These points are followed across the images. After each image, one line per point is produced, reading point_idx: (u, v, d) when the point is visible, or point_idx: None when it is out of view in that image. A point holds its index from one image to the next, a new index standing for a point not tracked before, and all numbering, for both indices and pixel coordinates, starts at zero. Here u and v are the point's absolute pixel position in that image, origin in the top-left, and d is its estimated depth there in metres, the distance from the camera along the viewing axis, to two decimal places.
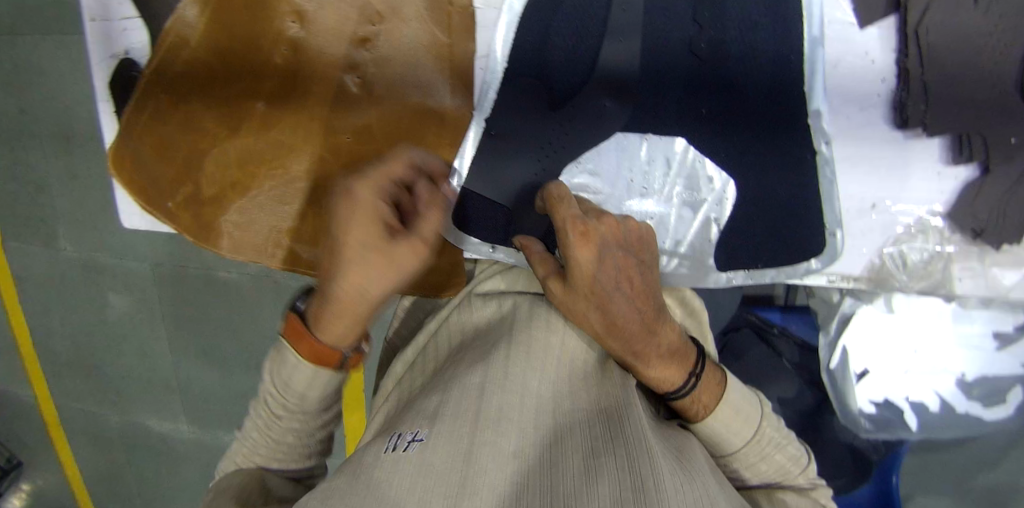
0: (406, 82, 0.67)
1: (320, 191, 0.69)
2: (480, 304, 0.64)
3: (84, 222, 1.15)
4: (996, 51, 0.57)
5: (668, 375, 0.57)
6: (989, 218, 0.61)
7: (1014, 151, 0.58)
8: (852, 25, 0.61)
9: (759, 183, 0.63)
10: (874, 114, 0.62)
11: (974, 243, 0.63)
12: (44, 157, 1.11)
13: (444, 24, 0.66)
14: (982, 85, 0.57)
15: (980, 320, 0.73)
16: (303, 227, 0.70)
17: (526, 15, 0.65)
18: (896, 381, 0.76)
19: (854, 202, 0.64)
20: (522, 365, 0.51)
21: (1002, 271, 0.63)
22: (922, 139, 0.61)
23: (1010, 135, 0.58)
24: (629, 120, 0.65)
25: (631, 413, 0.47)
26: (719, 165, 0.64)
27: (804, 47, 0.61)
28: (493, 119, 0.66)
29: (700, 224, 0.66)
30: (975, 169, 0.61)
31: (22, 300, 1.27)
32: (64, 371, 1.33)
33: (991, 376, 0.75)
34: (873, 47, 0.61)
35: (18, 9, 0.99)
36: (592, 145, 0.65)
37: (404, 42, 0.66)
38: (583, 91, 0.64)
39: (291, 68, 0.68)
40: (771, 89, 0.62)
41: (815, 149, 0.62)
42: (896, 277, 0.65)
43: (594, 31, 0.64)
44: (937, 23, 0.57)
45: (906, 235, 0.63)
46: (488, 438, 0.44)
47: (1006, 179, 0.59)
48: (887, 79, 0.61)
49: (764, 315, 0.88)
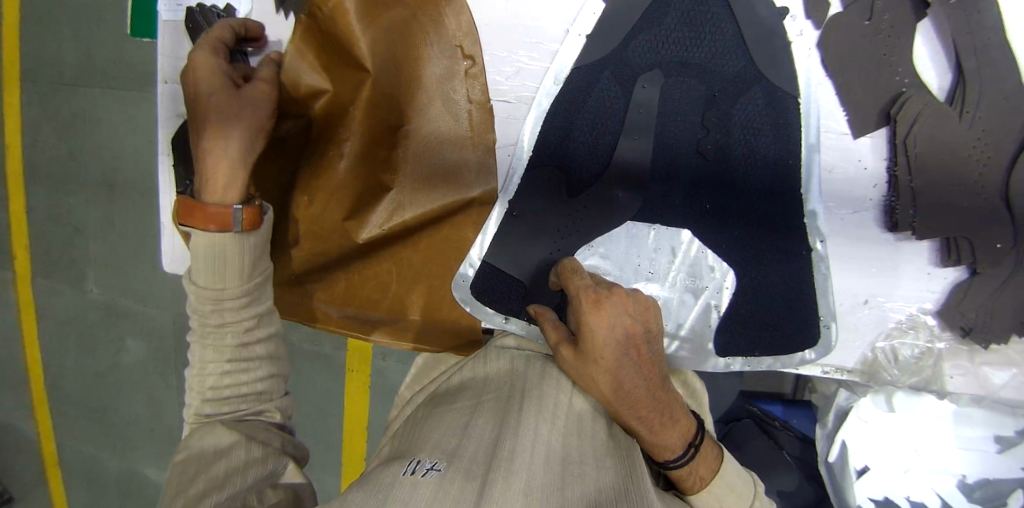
0: (436, 166, 0.66)
1: (352, 259, 0.70)
2: (495, 355, 0.64)
3: (112, 267, 1.20)
4: (979, 161, 0.60)
5: (670, 443, 0.57)
6: (976, 317, 0.63)
7: (1000, 256, 0.61)
8: (846, 135, 0.62)
9: (759, 276, 0.65)
10: (867, 216, 0.64)
11: (963, 341, 0.65)
12: (88, 203, 1.18)
13: (468, 119, 0.65)
14: (967, 193, 0.61)
15: (978, 423, 0.76)
16: (334, 288, 0.72)
17: (554, 109, 0.65)
18: (898, 480, 0.79)
19: (847, 297, 0.65)
20: (535, 413, 0.52)
21: (992, 370, 0.66)
22: (912, 241, 0.64)
23: (995, 241, 0.61)
24: (640, 210, 0.66)
25: (635, 480, 0.49)
26: (721, 257, 0.65)
27: (802, 153, 0.62)
28: (515, 202, 0.66)
29: (701, 310, 0.66)
30: (963, 271, 0.63)
31: (44, 337, 1.31)
32: (71, 411, 1.35)
33: (993, 480, 0.77)
34: (865, 153, 0.62)
35: (90, 71, 1.10)
36: (602, 230, 0.66)
37: (434, 132, 0.65)
38: (599, 181, 0.66)
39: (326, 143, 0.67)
40: (774, 185, 0.63)
41: (810, 246, 0.63)
42: (888, 371, 0.66)
43: (611, 127, 0.65)
44: (925, 134, 0.60)
45: (898, 330, 0.65)
46: (500, 475, 0.46)
47: (993, 281, 0.62)
48: (878, 185, 0.63)
49: (765, 408, 0.93)
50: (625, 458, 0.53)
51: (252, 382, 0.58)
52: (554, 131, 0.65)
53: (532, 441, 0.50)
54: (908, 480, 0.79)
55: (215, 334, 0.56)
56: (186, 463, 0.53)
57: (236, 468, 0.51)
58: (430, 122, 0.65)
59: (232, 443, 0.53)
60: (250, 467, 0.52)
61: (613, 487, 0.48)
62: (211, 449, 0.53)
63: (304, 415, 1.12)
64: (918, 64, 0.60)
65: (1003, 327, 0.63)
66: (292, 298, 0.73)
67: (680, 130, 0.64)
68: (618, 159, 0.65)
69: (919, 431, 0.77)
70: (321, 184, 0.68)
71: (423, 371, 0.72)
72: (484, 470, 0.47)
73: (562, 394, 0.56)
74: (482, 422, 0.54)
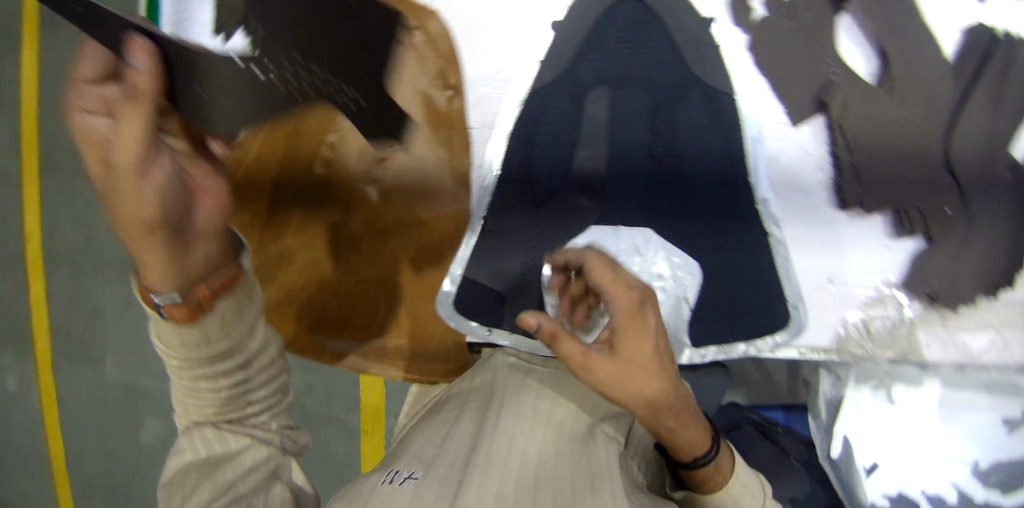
0: (419, 189, 0.74)
1: (348, 286, 0.76)
2: (478, 374, 0.66)
3: (129, 343, 1.26)
4: (916, 134, 0.64)
5: (695, 442, 0.54)
6: (940, 284, 0.66)
7: (951, 222, 0.64)
8: (786, 124, 0.66)
9: (723, 266, 0.68)
10: (818, 198, 0.67)
11: (933, 308, 0.67)
12: (103, 285, 1.25)
13: (446, 145, 0.72)
14: (912, 166, 0.64)
15: (981, 405, 0.72)
16: (335, 317, 0.77)
17: (515, 130, 0.70)
18: (909, 473, 0.73)
19: (811, 277, 0.68)
20: (511, 421, 0.54)
21: (971, 336, 0.67)
22: (865, 218, 0.66)
23: (944, 206, 0.64)
24: (602, 216, 0.69)
25: (611, 479, 0.49)
26: (686, 252, 0.68)
27: (746, 145, 0.67)
28: (489, 219, 0.71)
29: (673, 301, 0.68)
30: (921, 241, 0.65)
31: (62, 423, 1.35)
32: (90, 495, 1.36)
33: (1005, 462, 0.71)
34: (807, 140, 0.66)
35: None
36: (568, 236, 0.70)
37: (414, 159, 0.73)
38: (562, 193, 0.70)
39: (325, 179, 0.75)
40: (724, 181, 0.67)
41: (768, 231, 0.67)
42: (863, 346, 0.68)
43: (569, 143, 0.70)
44: (856, 116, 0.64)
45: (868, 306, 0.67)
46: (474, 479, 0.47)
47: (951, 246, 0.64)
48: (823, 168, 0.66)
49: (766, 414, 0.93)
50: (611, 457, 0.53)
51: (254, 400, 0.60)
52: (517, 152, 0.70)
53: (508, 446, 0.52)
54: (920, 471, 0.72)
55: (189, 364, 0.54)
56: (184, 470, 0.56)
57: (241, 474, 0.56)
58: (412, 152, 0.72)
59: (240, 449, 0.57)
60: (252, 474, 0.57)
61: (586, 483, 0.48)
62: (209, 453, 0.56)
63: (314, 472, 1.12)
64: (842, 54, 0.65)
65: (967, 289, 0.65)
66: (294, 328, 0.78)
67: (632, 138, 0.69)
68: (579, 172, 0.70)
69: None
70: (325, 219, 0.76)
71: (421, 392, 0.75)
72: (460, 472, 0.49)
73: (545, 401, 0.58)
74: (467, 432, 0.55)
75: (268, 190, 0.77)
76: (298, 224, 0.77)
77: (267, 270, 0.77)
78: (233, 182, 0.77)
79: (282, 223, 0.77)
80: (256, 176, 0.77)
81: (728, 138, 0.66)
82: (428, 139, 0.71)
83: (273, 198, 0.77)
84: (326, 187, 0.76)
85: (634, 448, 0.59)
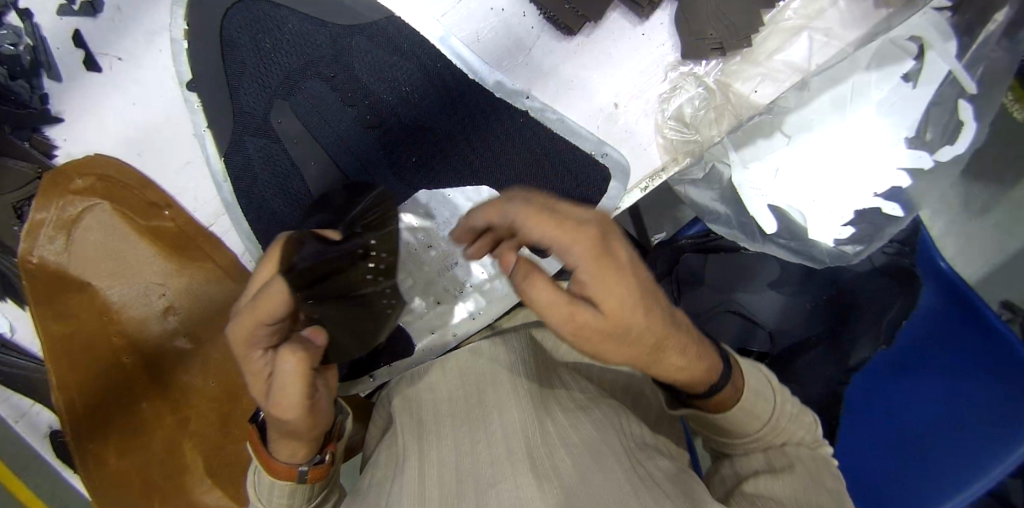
0: (359, 142, 0.65)
1: (197, 282, 0.72)
2: (454, 351, 0.66)
3: None
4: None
5: (698, 375, 0.46)
6: (933, 135, 0.86)
7: (937, 128, 0.86)
8: (786, 43, 0.64)
9: (820, 177, 0.88)
10: (818, 55, 0.64)
11: (919, 150, 0.86)
12: None
13: (437, 39, 0.62)
14: (890, 58, 0.84)
15: (914, 176, 0.87)
16: (185, 314, 0.72)
17: (517, 30, 0.62)
18: (857, 199, 0.88)
19: (798, 157, 0.88)
20: (474, 417, 0.53)
21: (929, 159, 0.86)
22: (874, 87, 0.85)
23: (910, 83, 0.84)
24: (603, 123, 0.64)
25: (588, 449, 0.47)
26: (691, 110, 0.65)
27: (761, 31, 0.64)
28: (490, 132, 0.65)
29: (694, 92, 0.65)
30: (907, 81, 0.84)
31: None
32: None
33: (921, 187, 0.88)
34: (832, 28, 0.64)
35: None
36: (583, 83, 0.63)
37: (399, 77, 0.63)
38: (568, 98, 0.63)
39: (128, 187, 0.68)
40: (712, 101, 0.66)
41: (780, 131, 0.87)
42: (851, 247, 0.87)
43: (569, 47, 0.62)
44: None
45: (890, 190, 0.87)
46: (406, 488, 0.47)
47: (939, 137, 0.86)
48: (811, 37, 0.64)
49: None
50: (587, 428, 0.50)
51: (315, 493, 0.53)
52: (517, 60, 0.63)
53: (455, 446, 0.51)
54: (859, 198, 0.87)
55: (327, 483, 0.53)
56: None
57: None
58: (399, 65, 0.63)
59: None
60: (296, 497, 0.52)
61: (530, 451, 0.46)
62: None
63: None
64: (835, 17, 0.64)
65: (941, 136, 0.86)
66: (215, 365, 0.74)
67: (643, 49, 0.63)
68: (584, 91, 0.63)
69: (868, 221, 0.88)
70: (150, 211, 0.69)
71: (405, 397, 0.62)
72: (438, 462, 0.49)
73: (508, 392, 0.54)
74: (431, 435, 0.53)
75: (85, 233, 0.69)
76: (119, 213, 0.69)
77: (146, 320, 0.71)
78: (50, 243, 0.68)
79: (121, 210, 0.69)
80: (71, 253, 0.69)
81: (726, 98, 0.65)
82: (412, 75, 0.63)
83: (91, 236, 0.69)
84: (146, 214, 0.69)
85: (614, 414, 0.54)
